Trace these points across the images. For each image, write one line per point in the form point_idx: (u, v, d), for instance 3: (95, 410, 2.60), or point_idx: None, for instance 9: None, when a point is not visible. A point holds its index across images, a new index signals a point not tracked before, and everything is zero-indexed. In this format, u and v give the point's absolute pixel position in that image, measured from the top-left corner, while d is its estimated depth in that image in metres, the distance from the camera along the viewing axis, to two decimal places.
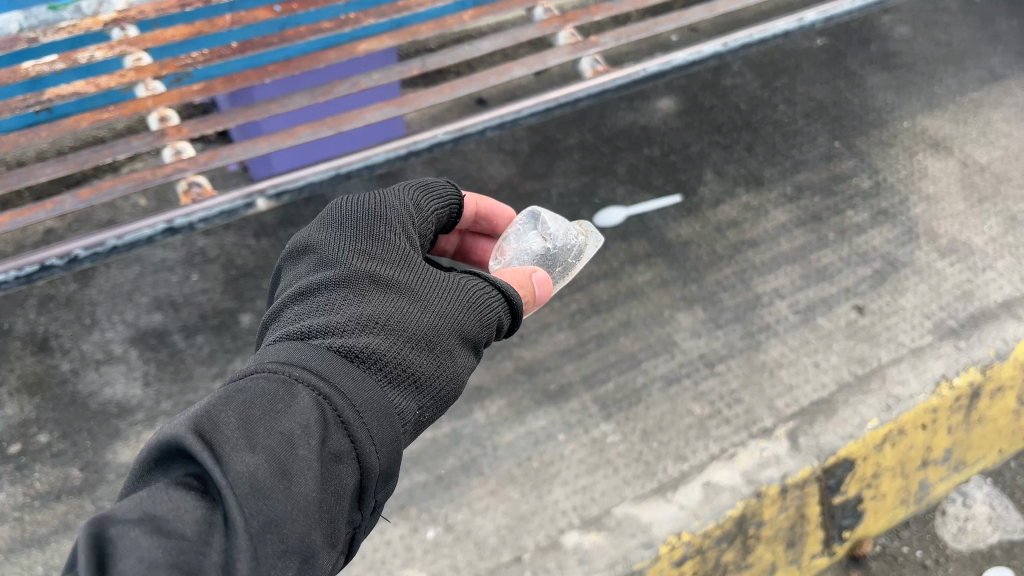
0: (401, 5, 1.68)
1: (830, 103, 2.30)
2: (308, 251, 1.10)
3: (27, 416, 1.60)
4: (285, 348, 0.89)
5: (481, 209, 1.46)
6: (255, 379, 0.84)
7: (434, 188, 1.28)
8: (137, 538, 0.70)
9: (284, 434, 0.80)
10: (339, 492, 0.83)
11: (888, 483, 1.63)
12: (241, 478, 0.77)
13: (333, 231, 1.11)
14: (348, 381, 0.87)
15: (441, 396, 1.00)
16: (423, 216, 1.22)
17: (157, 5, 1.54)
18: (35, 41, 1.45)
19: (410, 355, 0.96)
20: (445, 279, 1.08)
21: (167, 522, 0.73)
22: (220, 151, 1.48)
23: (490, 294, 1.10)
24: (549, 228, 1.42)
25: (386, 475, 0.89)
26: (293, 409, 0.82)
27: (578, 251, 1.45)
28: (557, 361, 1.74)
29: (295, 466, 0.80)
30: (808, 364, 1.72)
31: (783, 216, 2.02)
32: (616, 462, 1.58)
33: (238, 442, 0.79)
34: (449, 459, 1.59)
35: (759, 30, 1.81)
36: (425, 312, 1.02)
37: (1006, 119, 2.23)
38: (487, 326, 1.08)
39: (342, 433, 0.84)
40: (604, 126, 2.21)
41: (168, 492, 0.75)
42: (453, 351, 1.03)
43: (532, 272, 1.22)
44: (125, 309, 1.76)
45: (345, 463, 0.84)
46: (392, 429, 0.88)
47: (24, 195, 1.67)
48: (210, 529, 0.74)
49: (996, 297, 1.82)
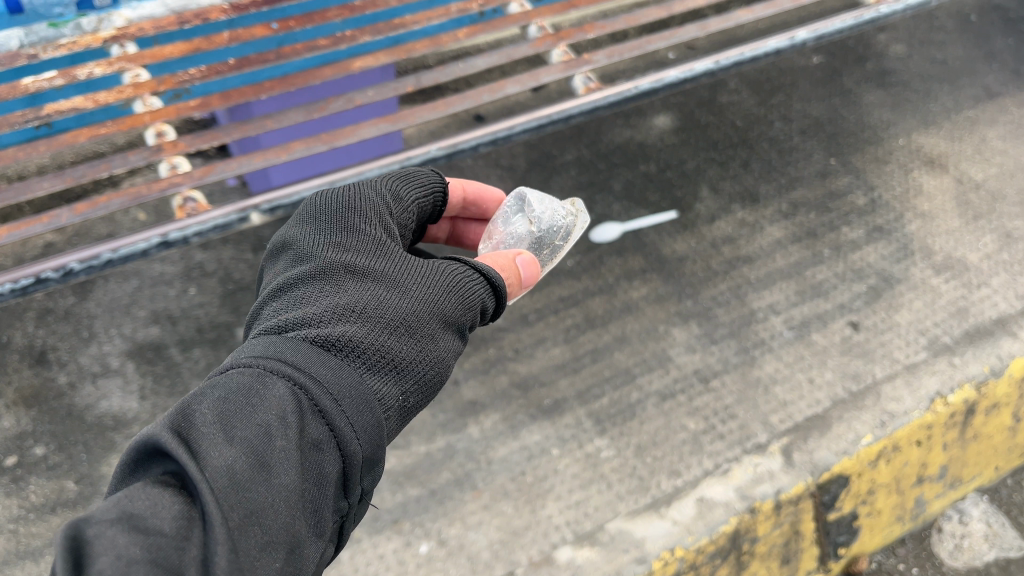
0: (396, 23, 1.71)
1: (826, 120, 2.31)
2: (286, 248, 1.11)
3: (23, 429, 1.60)
4: (262, 344, 0.90)
5: (468, 193, 1.47)
6: (230, 376, 0.85)
7: (415, 177, 1.30)
8: (115, 536, 0.69)
9: (261, 426, 0.81)
10: (321, 480, 0.84)
11: (884, 500, 1.62)
12: (219, 471, 0.76)
13: (311, 226, 1.12)
14: (324, 370, 0.88)
15: (425, 381, 1.02)
16: (403, 207, 1.24)
17: (156, 23, 1.57)
18: (35, 58, 1.48)
19: (390, 342, 0.98)
20: (423, 264, 1.09)
21: (143, 520, 0.71)
22: (216, 165, 1.49)
23: (471, 278, 1.11)
24: (535, 211, 1.43)
25: (371, 461, 0.90)
26: (268, 401, 0.83)
27: (565, 232, 1.47)
28: (552, 376, 1.75)
29: (274, 457, 0.80)
30: (802, 380, 1.73)
31: (778, 232, 2.03)
32: (610, 477, 1.58)
33: (214, 436, 0.79)
34: (443, 473, 1.59)
35: (751, 48, 1.83)
36: (405, 298, 1.03)
37: (1001, 137, 2.24)
38: (468, 308, 1.09)
39: (321, 421, 0.85)
40: (600, 143, 2.23)
41: (146, 489, 0.74)
42: (434, 336, 1.04)
43: (516, 255, 1.23)
44: (123, 322, 1.78)
45: (326, 451, 0.85)
46: (372, 416, 0.90)
47: (24, 209, 1.69)
48: (190, 524, 0.73)
49: (991, 314, 1.83)
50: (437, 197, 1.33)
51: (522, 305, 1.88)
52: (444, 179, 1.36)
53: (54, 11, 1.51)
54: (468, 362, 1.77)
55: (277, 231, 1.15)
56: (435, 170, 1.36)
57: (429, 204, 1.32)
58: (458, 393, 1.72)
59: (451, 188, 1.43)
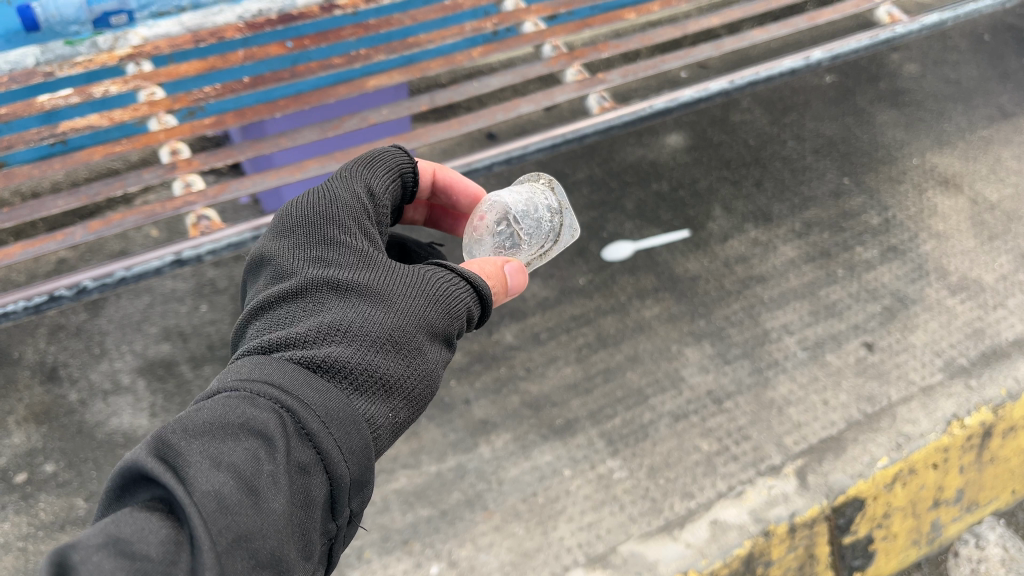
0: (411, 41, 1.71)
1: (839, 139, 2.30)
2: (270, 263, 1.09)
3: (33, 445, 1.60)
4: (248, 366, 0.87)
5: (439, 179, 1.43)
6: (214, 400, 0.82)
7: (379, 159, 1.30)
8: (101, 561, 0.66)
9: (248, 449, 0.79)
10: (309, 503, 0.82)
11: (899, 523, 1.58)
12: (206, 495, 0.74)
13: (292, 240, 1.10)
14: (311, 392, 0.86)
15: (414, 396, 1.00)
16: (378, 199, 1.23)
17: (172, 41, 1.60)
18: (51, 75, 1.50)
19: (377, 359, 0.96)
20: (409, 271, 1.07)
21: (130, 544, 0.68)
22: (230, 184, 1.50)
23: (458, 286, 1.10)
24: (523, 227, 1.40)
25: (360, 482, 0.88)
26: (253, 424, 0.80)
27: (552, 233, 1.47)
28: (563, 397, 1.74)
29: (261, 482, 0.78)
30: (817, 402, 1.71)
31: (791, 251, 2.02)
32: (622, 499, 1.56)
33: (201, 461, 0.77)
34: (454, 494, 1.58)
35: (766, 67, 1.82)
36: (393, 311, 1.01)
37: (1016, 157, 2.23)
38: (456, 317, 1.08)
39: (308, 444, 0.83)
40: (613, 161, 2.23)
41: (133, 515, 0.71)
42: (423, 349, 1.02)
43: (504, 263, 1.20)
44: (134, 338, 1.78)
45: (314, 474, 0.83)
46: (360, 437, 0.88)
47: (38, 225, 1.69)
48: (178, 548, 0.70)
49: (1008, 335, 1.81)
50: (407, 174, 1.33)
51: (533, 324, 1.87)
52: (412, 155, 1.35)
53: (70, 30, 1.56)
54: (480, 381, 1.76)
55: (259, 245, 1.13)
56: (401, 147, 1.36)
57: (398, 184, 1.32)
58: (469, 413, 1.71)
59: (421, 172, 1.39)
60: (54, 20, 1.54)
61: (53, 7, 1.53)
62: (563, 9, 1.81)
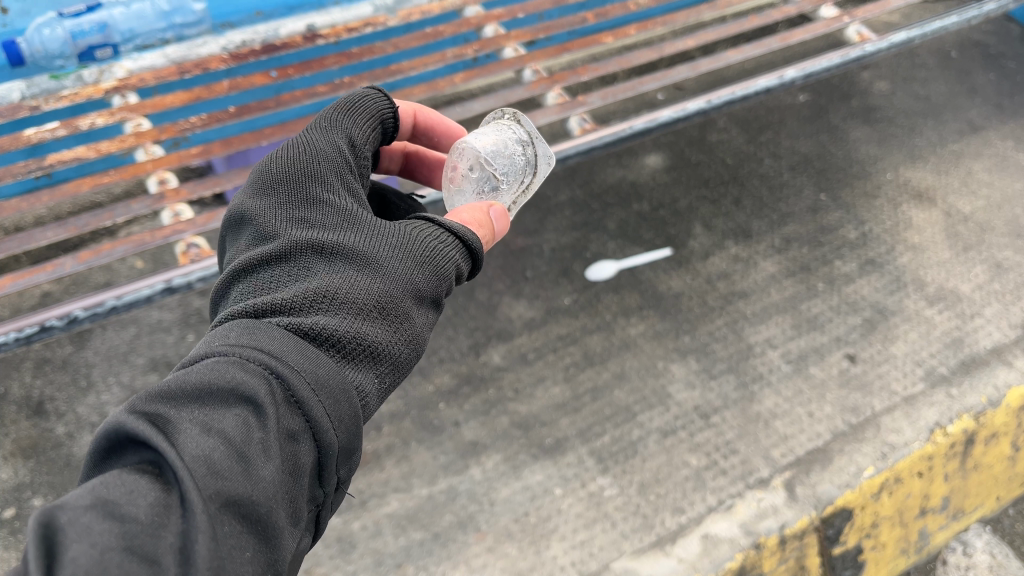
0: (394, 69, 1.75)
1: (814, 156, 2.35)
2: (251, 223, 1.04)
3: (21, 480, 1.58)
4: (236, 332, 0.84)
5: (420, 121, 1.41)
6: (203, 364, 0.79)
7: (362, 105, 1.25)
8: (89, 522, 0.65)
9: (237, 416, 0.76)
10: (297, 471, 0.80)
11: (888, 532, 1.60)
12: (197, 459, 0.71)
13: (272, 199, 1.06)
14: (300, 358, 0.82)
15: (403, 362, 0.97)
16: (359, 152, 1.19)
17: (157, 73, 1.64)
18: (36, 109, 1.55)
19: (364, 326, 0.92)
20: (396, 231, 1.04)
21: (119, 507, 0.67)
22: (218, 212, 1.51)
23: (445, 243, 1.06)
24: (494, 166, 1.32)
25: (348, 450, 0.87)
26: (242, 390, 0.77)
27: (528, 164, 1.39)
28: (552, 416, 1.75)
29: (252, 449, 0.75)
30: (802, 414, 1.73)
31: (772, 267, 2.05)
32: (614, 516, 1.57)
33: (191, 427, 0.74)
34: (446, 516, 1.58)
35: (742, 87, 1.86)
36: (382, 275, 0.98)
37: (987, 170, 2.28)
38: (443, 279, 1.04)
39: (296, 412, 0.80)
40: (593, 183, 2.26)
41: (122, 477, 0.70)
42: (411, 314, 0.99)
43: (488, 207, 1.16)
44: (121, 370, 1.77)
45: (302, 442, 0.80)
46: (349, 406, 0.85)
47: (22, 258, 1.70)
48: (167, 511, 0.68)
49: (986, 344, 1.85)
50: (387, 120, 1.29)
51: (520, 345, 1.88)
52: (392, 100, 1.31)
53: (54, 64, 1.67)
54: (468, 403, 1.77)
55: (236, 202, 1.08)
56: (380, 90, 1.31)
57: (379, 131, 1.28)
58: (459, 435, 1.71)
59: (402, 114, 1.37)
60: (39, 54, 1.65)
61: (37, 42, 1.63)
62: (542, 35, 1.86)
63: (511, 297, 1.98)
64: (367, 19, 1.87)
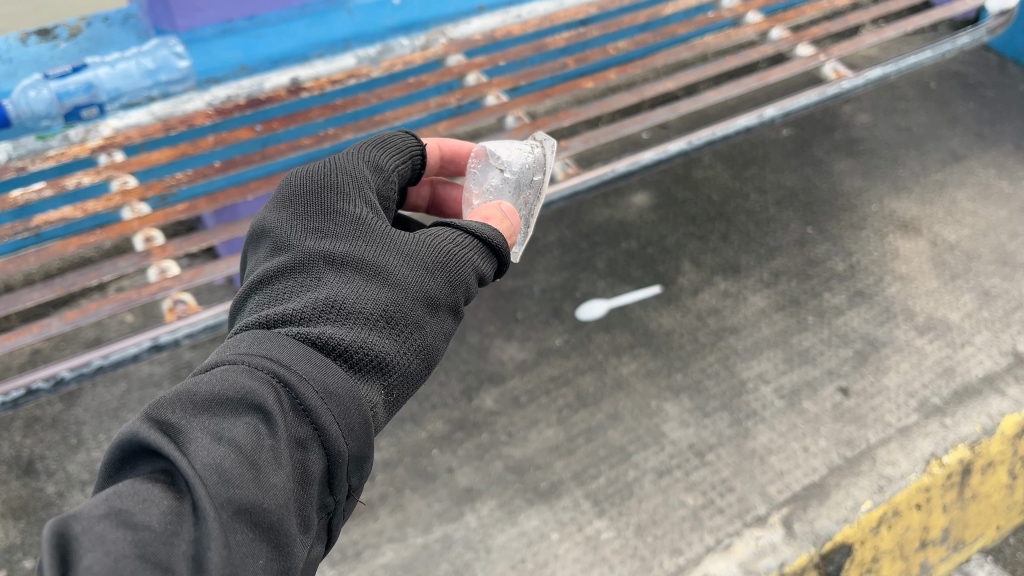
0: (378, 120, 1.77)
1: (800, 190, 2.37)
2: (267, 236, 1.05)
3: (12, 542, 1.57)
4: (247, 342, 0.84)
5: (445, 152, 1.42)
6: (213, 373, 0.79)
7: (393, 142, 1.27)
8: (103, 531, 0.65)
9: (247, 424, 0.76)
10: (306, 479, 0.80)
11: (889, 566, 1.59)
12: (208, 467, 0.71)
13: (289, 212, 1.07)
14: (309, 367, 0.82)
15: (412, 373, 0.96)
16: (386, 176, 1.20)
17: (143, 132, 1.67)
18: (23, 170, 1.58)
19: (372, 337, 0.92)
20: (409, 241, 1.03)
21: (132, 516, 0.67)
22: (205, 268, 1.51)
23: (461, 246, 1.06)
24: (500, 157, 1.38)
25: (359, 459, 0.86)
26: (252, 398, 0.77)
27: (537, 162, 1.42)
28: (547, 459, 1.74)
29: (263, 457, 0.75)
30: (797, 449, 1.73)
31: (761, 301, 2.05)
32: (612, 559, 1.56)
33: (202, 437, 0.74)
34: (442, 565, 1.57)
35: (722, 127, 1.88)
36: (391, 286, 0.97)
37: (971, 199, 2.30)
38: (457, 285, 1.04)
39: (304, 420, 0.80)
40: (581, 223, 2.28)
41: (135, 486, 0.70)
42: (422, 323, 0.98)
43: (499, 205, 1.19)
44: (112, 426, 1.76)
45: (311, 450, 0.80)
46: (360, 415, 0.84)
47: (12, 318, 1.70)
48: (180, 519, 0.68)
49: (977, 372, 1.85)
50: (416, 158, 1.30)
51: (513, 388, 1.88)
52: (422, 141, 1.33)
53: (41, 124, 1.68)
54: (462, 449, 1.76)
55: (258, 216, 1.10)
56: (408, 132, 1.33)
57: (409, 168, 1.29)
58: (453, 481, 1.70)
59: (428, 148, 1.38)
60: (25, 115, 1.65)
61: (24, 104, 1.64)
62: (523, 81, 1.89)
63: (502, 339, 1.98)
64: (351, 71, 1.91)
